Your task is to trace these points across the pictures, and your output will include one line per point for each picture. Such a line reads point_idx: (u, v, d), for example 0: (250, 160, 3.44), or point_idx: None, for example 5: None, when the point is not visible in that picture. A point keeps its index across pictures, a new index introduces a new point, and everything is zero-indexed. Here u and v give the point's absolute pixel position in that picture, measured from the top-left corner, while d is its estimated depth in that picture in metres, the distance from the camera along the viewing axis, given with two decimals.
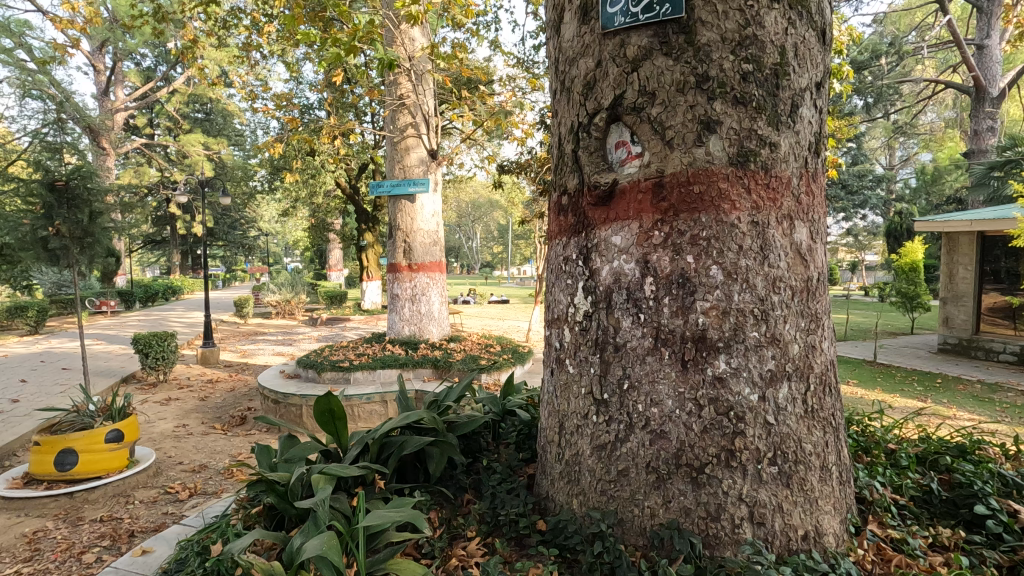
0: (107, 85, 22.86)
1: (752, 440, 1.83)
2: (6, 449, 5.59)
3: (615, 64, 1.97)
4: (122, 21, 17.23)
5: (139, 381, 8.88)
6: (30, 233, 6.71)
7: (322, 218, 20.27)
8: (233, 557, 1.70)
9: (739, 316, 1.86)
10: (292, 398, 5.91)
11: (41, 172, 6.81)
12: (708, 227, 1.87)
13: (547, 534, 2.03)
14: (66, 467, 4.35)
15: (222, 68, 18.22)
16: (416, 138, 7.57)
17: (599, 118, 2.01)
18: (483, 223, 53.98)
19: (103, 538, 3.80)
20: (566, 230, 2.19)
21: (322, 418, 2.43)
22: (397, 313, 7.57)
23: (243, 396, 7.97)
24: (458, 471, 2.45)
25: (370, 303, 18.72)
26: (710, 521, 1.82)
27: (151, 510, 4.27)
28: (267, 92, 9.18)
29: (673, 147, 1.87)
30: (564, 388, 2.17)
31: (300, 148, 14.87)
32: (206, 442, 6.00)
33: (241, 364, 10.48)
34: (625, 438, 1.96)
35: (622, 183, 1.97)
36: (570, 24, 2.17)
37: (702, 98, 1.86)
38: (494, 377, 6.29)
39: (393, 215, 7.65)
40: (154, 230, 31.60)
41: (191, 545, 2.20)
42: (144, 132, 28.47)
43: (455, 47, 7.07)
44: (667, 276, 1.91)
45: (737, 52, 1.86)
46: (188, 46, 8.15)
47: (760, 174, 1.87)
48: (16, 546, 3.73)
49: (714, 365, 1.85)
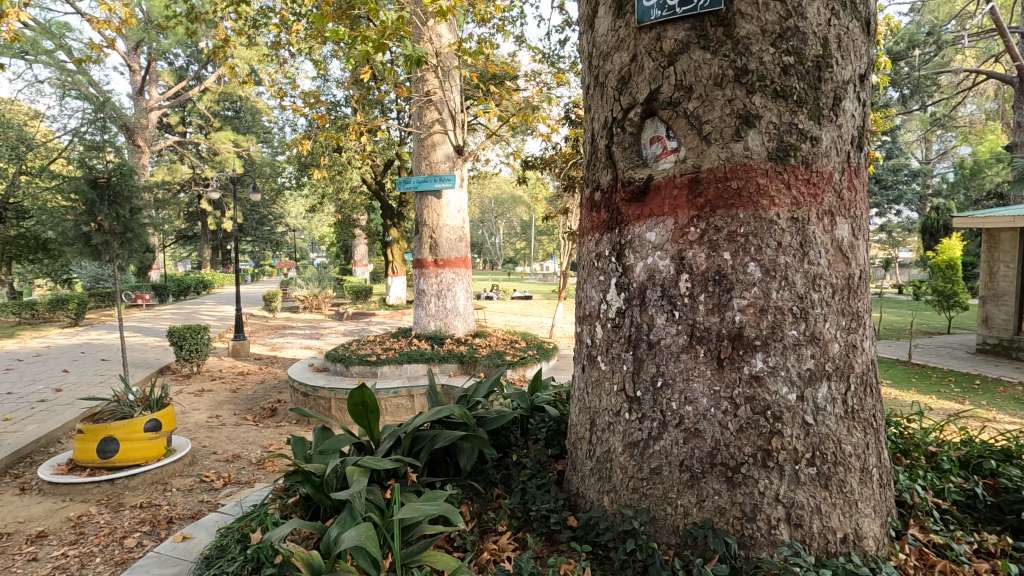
0: (142, 84, 23.47)
1: (790, 440, 1.80)
2: (51, 436, 5.81)
3: (651, 58, 1.95)
4: (156, 22, 17.68)
5: (174, 372, 9.15)
6: (74, 229, 6.94)
7: (348, 215, 20.31)
8: (274, 545, 1.74)
9: (777, 314, 1.83)
10: (321, 391, 6.02)
11: (84, 170, 7.07)
12: (746, 223, 1.83)
13: (578, 531, 2.03)
14: (107, 454, 4.49)
15: (251, 66, 18.56)
16: (442, 135, 7.61)
17: (633, 113, 1.99)
18: (506, 217, 54.12)
19: (143, 524, 3.93)
20: (598, 227, 2.18)
21: (356, 411, 2.47)
22: (423, 308, 7.64)
23: (273, 388, 8.15)
24: (488, 465, 2.47)
25: (395, 298, 18.85)
26: (746, 522, 1.80)
27: (188, 498, 4.40)
28: (295, 90, 9.31)
29: (710, 142, 1.85)
30: (596, 385, 2.16)
31: (327, 145, 15.12)
32: (239, 433, 6.16)
33: (271, 357, 10.71)
34: (658, 436, 1.95)
35: (657, 178, 1.94)
36: (604, 19, 2.15)
37: (741, 92, 1.82)
38: (520, 372, 6.32)
39: (419, 211, 7.71)
40: (186, 226, 32.38)
41: (230, 533, 2.26)
42: (177, 130, 29.23)
43: (481, 43, 7.08)
44: (702, 272, 1.88)
45: (778, 44, 1.82)
46: (220, 45, 8.28)
47: (801, 169, 1.83)
48: (63, 530, 3.90)
49: (751, 364, 1.82)
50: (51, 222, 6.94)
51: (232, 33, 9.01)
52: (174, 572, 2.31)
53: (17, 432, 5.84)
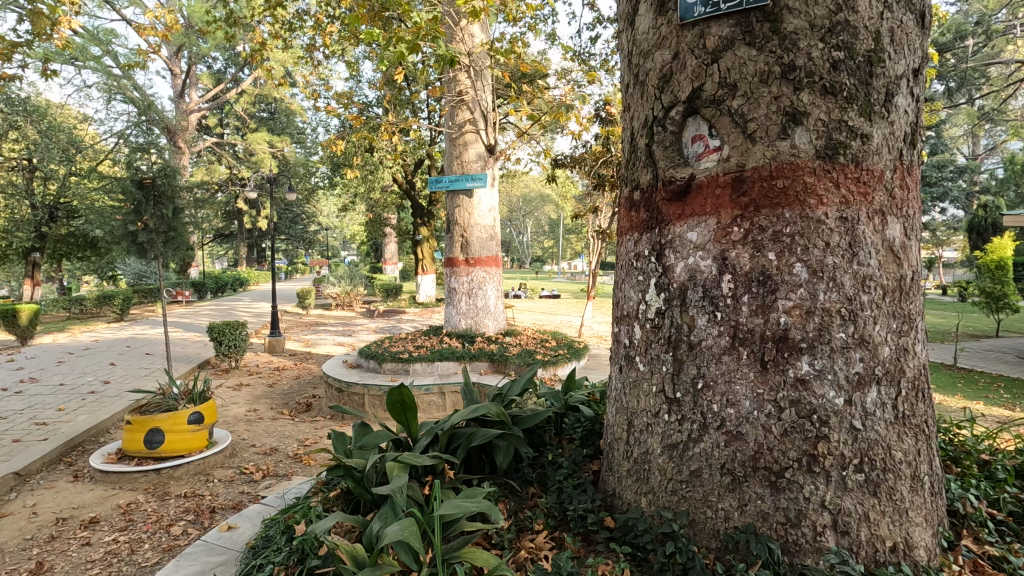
0: (183, 88, 24.22)
1: (837, 445, 1.76)
2: (101, 427, 6.06)
3: (694, 55, 1.92)
4: (197, 26, 18.21)
5: (213, 366, 9.45)
6: (122, 228, 7.23)
7: (379, 214, 20.45)
8: (318, 537, 1.79)
9: (824, 316, 1.78)
10: (355, 387, 6.14)
11: (132, 172, 7.36)
12: (793, 223, 1.79)
13: (616, 532, 2.03)
14: (154, 444, 4.66)
15: (286, 68, 18.97)
16: (474, 134, 7.64)
17: (675, 111, 1.96)
18: (535, 216, 54.20)
19: (187, 512, 4.08)
20: (638, 226, 2.16)
21: (394, 408, 2.50)
22: (454, 307, 7.72)
23: (308, 383, 8.36)
24: (524, 464, 2.48)
25: (424, 296, 19.00)
26: (790, 527, 1.77)
27: (229, 489, 4.55)
28: (329, 92, 9.47)
29: (754, 140, 1.81)
30: (634, 386, 2.15)
31: (360, 145, 15.38)
32: (276, 427, 6.32)
33: (305, 353, 10.96)
34: (698, 439, 1.92)
35: (699, 178, 1.92)
36: (645, 17, 2.14)
37: (788, 89, 1.78)
38: (552, 370, 6.33)
39: (451, 210, 7.77)
40: (223, 225, 33.32)
41: (275, 524, 2.33)
42: (215, 131, 30.10)
43: (513, 41, 7.08)
44: (746, 273, 1.85)
45: (827, 39, 1.77)
46: (258, 49, 8.49)
47: (851, 166, 1.78)
48: (114, 516, 4.07)
49: (796, 366, 1.79)
50: (101, 221, 7.25)
51: (269, 36, 9.21)
52: (221, 560, 2.39)
53: (69, 423, 6.12)
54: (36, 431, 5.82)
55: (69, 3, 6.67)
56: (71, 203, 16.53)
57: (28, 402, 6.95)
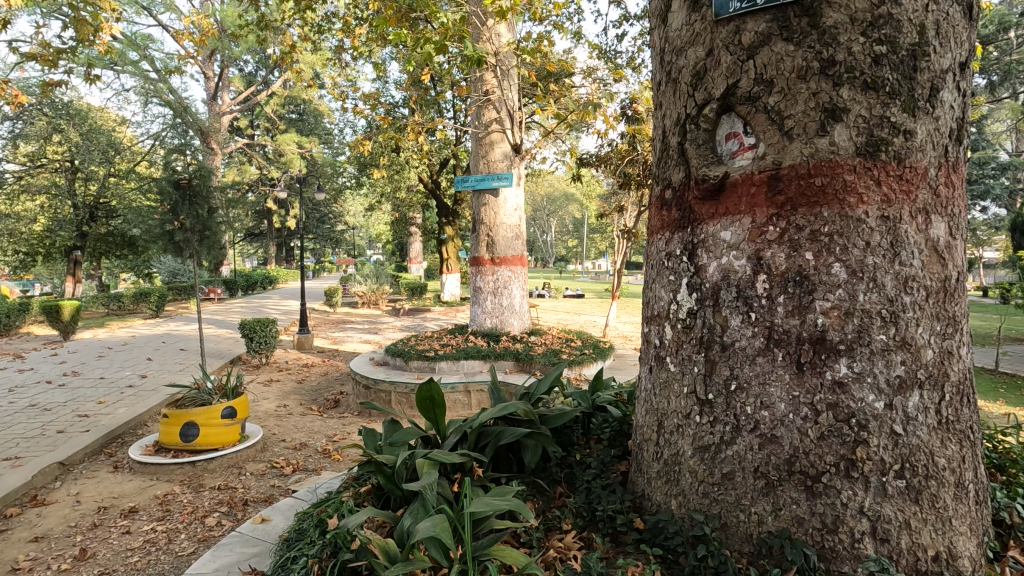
0: (216, 90, 24.82)
1: (876, 450, 1.71)
2: (139, 420, 6.26)
3: (729, 52, 1.89)
4: (229, 31, 18.65)
5: (244, 362, 9.68)
6: (159, 227, 7.45)
7: (404, 214, 20.65)
8: (351, 531, 1.83)
9: (864, 317, 1.73)
10: (382, 385, 6.22)
11: (168, 173, 7.58)
12: (831, 222, 1.75)
13: (645, 534, 2.01)
14: (189, 438, 4.80)
15: (315, 69, 19.26)
16: (500, 134, 7.65)
17: (709, 109, 1.93)
18: (560, 215, 54.08)
19: (221, 504, 4.19)
20: (669, 225, 2.14)
21: (423, 405, 2.51)
22: (480, 305, 7.75)
23: (336, 380, 8.50)
24: (552, 463, 2.47)
25: (449, 295, 19.12)
26: (826, 533, 1.73)
27: (260, 482, 4.65)
28: (356, 92, 9.58)
29: (792, 137, 1.77)
30: (664, 387, 2.13)
31: (386, 146, 15.57)
32: (305, 422, 6.44)
33: (332, 350, 11.15)
34: (730, 441, 1.90)
35: (734, 176, 1.89)
36: (678, 13, 2.11)
37: (827, 85, 1.74)
38: (578, 370, 6.30)
39: (477, 209, 7.79)
40: (253, 224, 34.07)
41: (308, 517, 2.38)
42: (247, 133, 30.82)
43: (539, 39, 7.07)
44: (782, 273, 1.81)
45: (869, 33, 1.72)
46: (289, 52, 8.65)
47: (893, 164, 1.72)
48: (152, 506, 4.21)
49: (834, 369, 1.74)
50: (139, 220, 7.49)
51: (299, 39, 9.36)
52: (256, 552, 2.45)
53: (110, 415, 6.34)
54: (79, 423, 6.05)
55: (110, 10, 6.89)
56: (110, 203, 17.13)
57: (72, 395, 7.24)
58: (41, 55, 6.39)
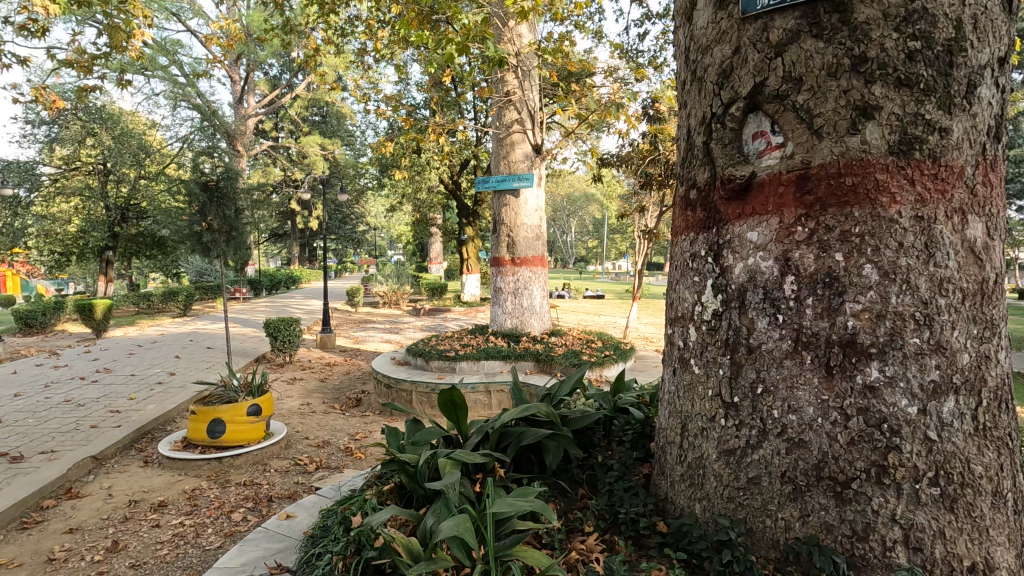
0: (242, 94, 25.29)
1: (909, 456, 1.66)
2: (168, 416, 6.42)
3: (756, 49, 1.86)
4: (256, 36, 18.98)
5: (268, 361, 9.85)
6: (188, 228, 7.62)
7: (425, 215, 20.77)
8: (375, 529, 1.84)
9: (896, 320, 1.69)
10: (403, 384, 6.27)
11: (196, 175, 7.75)
12: (862, 222, 1.71)
13: (669, 537, 2.00)
14: (216, 434, 4.88)
15: (337, 72, 19.49)
16: (521, 134, 7.64)
17: (735, 108, 1.91)
18: (580, 216, 53.88)
19: (247, 500, 4.27)
20: (693, 226, 2.11)
21: (445, 407, 2.52)
22: (500, 306, 7.76)
23: (358, 379, 8.60)
24: (573, 465, 2.46)
25: (469, 296, 19.19)
26: (856, 541, 1.70)
27: (284, 479, 4.73)
28: (379, 94, 9.66)
29: (822, 136, 1.74)
30: (688, 389, 2.10)
31: (408, 148, 15.68)
32: (328, 421, 6.52)
33: (354, 349, 11.28)
34: (757, 445, 1.87)
35: (761, 176, 1.86)
36: (704, 11, 2.09)
37: (858, 82, 1.70)
38: (599, 371, 6.27)
39: (497, 210, 7.80)
40: (278, 225, 34.66)
41: (332, 515, 2.41)
42: (272, 135, 31.37)
43: (561, 39, 7.05)
44: (811, 274, 1.78)
45: (903, 28, 1.68)
46: (313, 55, 8.77)
47: (927, 163, 1.67)
48: (180, 501, 4.30)
49: (865, 373, 1.70)
50: (169, 220, 7.69)
51: (322, 42, 9.47)
52: (281, 547, 2.49)
53: (140, 411, 6.51)
54: (111, 418, 6.23)
55: (142, 16, 7.08)
56: (140, 205, 17.57)
57: (104, 391, 7.46)
58: (77, 62, 6.60)
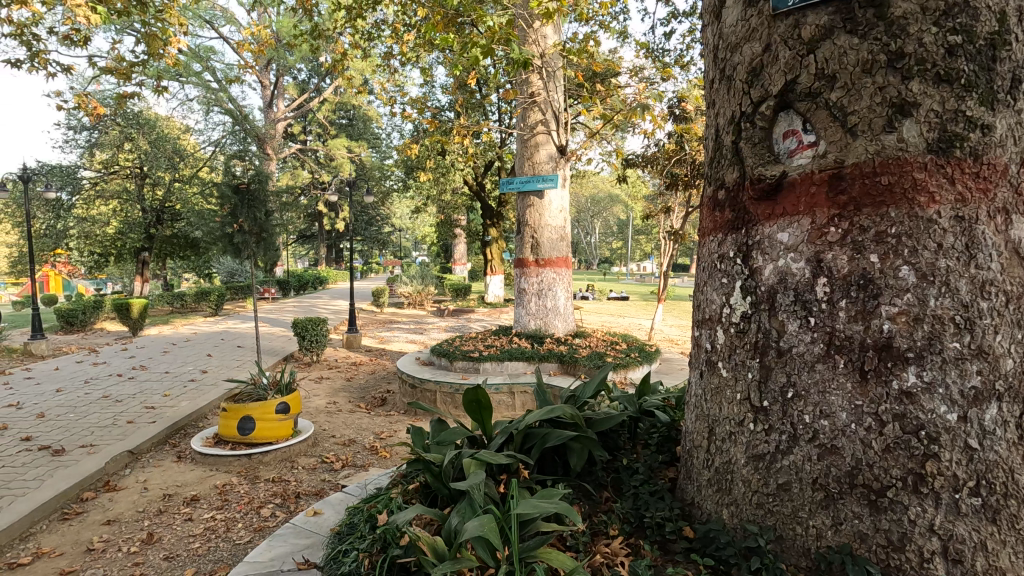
0: (271, 98, 25.82)
1: (948, 465, 1.59)
2: (200, 412, 6.59)
3: (788, 47, 1.82)
4: (285, 41, 19.39)
5: (296, 360, 10.03)
6: (220, 230, 7.82)
7: (449, 216, 20.92)
8: (401, 527, 1.86)
9: (934, 323, 1.63)
10: (428, 384, 6.32)
11: (228, 178, 7.95)
12: (898, 223, 1.66)
13: (696, 543, 1.97)
14: (246, 431, 5.00)
15: (364, 75, 19.75)
16: (546, 135, 7.63)
17: (765, 106, 1.87)
18: (604, 216, 53.51)
19: (275, 496, 4.36)
20: (722, 227, 2.08)
21: (469, 407, 2.53)
22: (524, 307, 7.76)
23: (382, 379, 8.70)
24: (598, 467, 2.45)
25: (493, 296, 19.24)
26: (892, 551, 1.65)
27: (311, 476, 4.81)
28: (404, 97, 9.75)
29: (856, 134, 1.69)
30: (716, 392, 2.07)
31: (432, 150, 15.80)
32: (354, 419, 6.62)
33: (379, 349, 11.40)
34: (787, 451, 1.84)
35: (792, 175, 1.82)
36: (733, 9, 2.06)
37: (895, 78, 1.65)
38: (624, 373, 6.22)
39: (522, 211, 7.80)
40: (305, 227, 35.31)
41: (358, 513, 2.45)
42: (300, 139, 31.96)
43: (586, 39, 7.02)
44: (845, 276, 1.74)
45: (942, 22, 1.62)
46: (340, 59, 8.91)
47: (969, 161, 1.60)
48: (211, 495, 4.42)
49: (901, 378, 1.65)
50: (202, 222, 7.90)
51: (350, 46, 9.61)
52: (309, 543, 2.53)
53: (174, 407, 6.70)
54: (146, 414, 6.43)
55: (177, 24, 7.29)
56: (174, 208, 18.07)
57: (140, 387, 7.70)
58: (116, 69, 6.83)
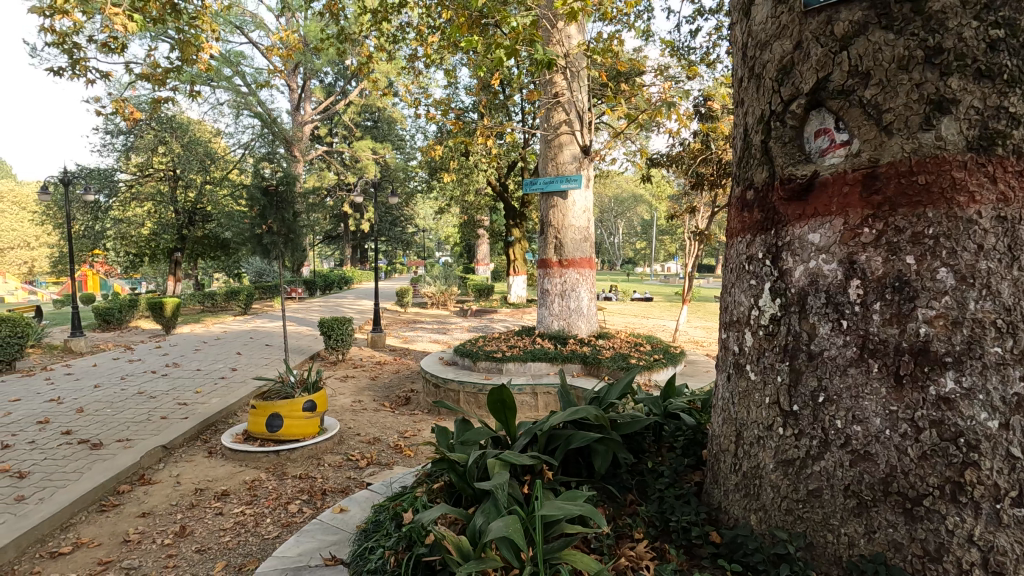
0: (298, 101, 26.26)
1: (989, 475, 1.53)
2: (230, 409, 6.75)
3: (820, 44, 1.78)
4: (312, 45, 19.73)
5: (322, 358, 10.20)
6: (249, 231, 8.00)
7: (472, 216, 20.99)
8: (425, 526, 1.87)
9: (974, 327, 1.57)
10: (451, 384, 6.37)
11: (257, 180, 8.13)
12: (936, 223, 1.61)
13: (722, 548, 1.94)
14: (274, 428, 5.11)
15: (389, 78, 19.96)
16: (569, 135, 7.61)
17: (796, 105, 1.84)
18: (627, 217, 53.05)
19: (302, 493, 4.44)
20: (750, 228, 2.05)
21: (494, 406, 2.54)
22: (547, 308, 7.75)
23: (406, 378, 8.78)
24: (622, 470, 2.43)
25: (516, 296, 19.25)
26: (928, 562, 1.59)
27: (337, 473, 4.89)
28: (428, 98, 9.83)
29: (891, 133, 1.65)
30: (744, 396, 2.05)
31: (456, 151, 15.89)
32: (379, 418, 6.70)
33: (404, 349, 11.51)
34: (818, 456, 1.80)
35: (824, 175, 1.78)
36: (763, 6, 2.03)
37: (932, 74, 1.60)
38: (648, 375, 6.15)
39: (545, 212, 7.78)
40: (331, 228, 35.86)
41: (383, 510, 2.48)
42: (326, 141, 32.45)
43: (610, 38, 6.97)
44: (879, 278, 1.69)
45: (983, 16, 1.57)
46: (366, 62, 9.03)
47: (1011, 159, 1.53)
48: (241, 490, 4.52)
49: (939, 383, 1.59)
50: (232, 224, 8.09)
51: (375, 49, 9.72)
52: (335, 540, 2.57)
53: (205, 404, 6.88)
54: (178, 410, 6.61)
55: (210, 30, 7.49)
56: (206, 209, 18.54)
57: (173, 384, 7.93)
58: (152, 75, 7.04)
